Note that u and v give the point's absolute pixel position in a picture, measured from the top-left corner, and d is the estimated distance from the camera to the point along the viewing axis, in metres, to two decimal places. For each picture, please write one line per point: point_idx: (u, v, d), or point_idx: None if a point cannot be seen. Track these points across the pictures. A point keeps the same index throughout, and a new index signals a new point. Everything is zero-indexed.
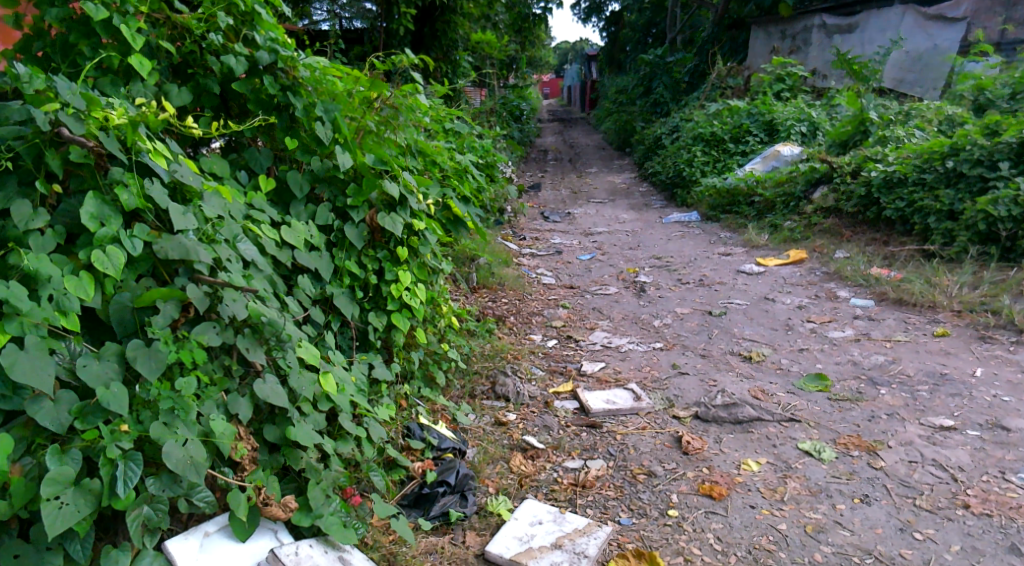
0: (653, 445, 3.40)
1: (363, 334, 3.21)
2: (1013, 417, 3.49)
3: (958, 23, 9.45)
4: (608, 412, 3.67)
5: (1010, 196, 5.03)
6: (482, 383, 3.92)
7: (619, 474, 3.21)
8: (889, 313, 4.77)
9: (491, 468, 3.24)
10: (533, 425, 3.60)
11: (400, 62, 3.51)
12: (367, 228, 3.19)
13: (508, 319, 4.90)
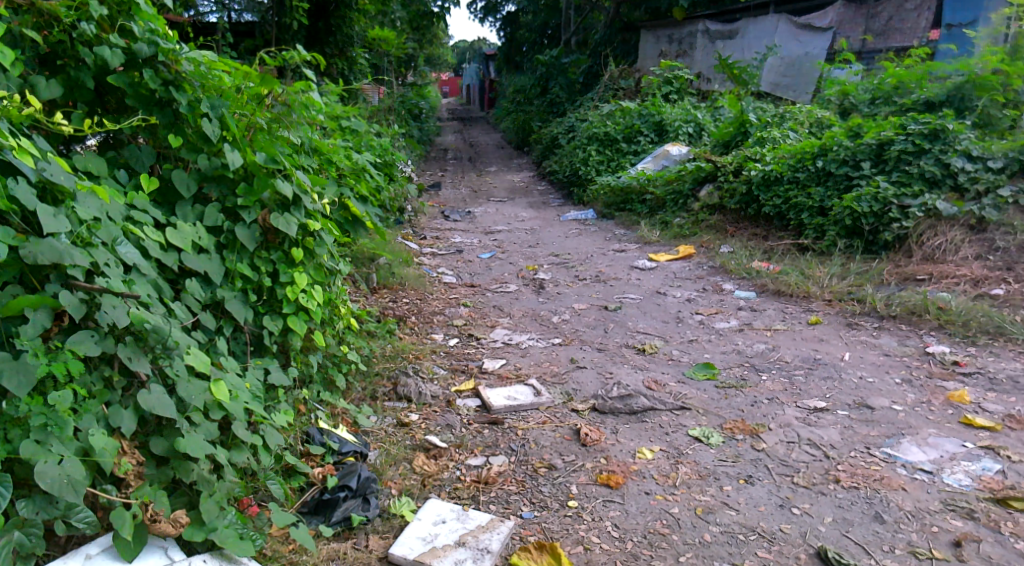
0: (553, 439, 3.52)
1: (258, 339, 3.18)
2: (876, 397, 3.79)
3: (825, 32, 10.14)
4: (509, 408, 3.77)
5: (871, 194, 5.47)
6: (383, 384, 3.94)
7: (521, 469, 3.31)
8: (769, 304, 5.06)
9: (393, 470, 3.27)
10: (435, 425, 3.66)
11: (290, 57, 3.46)
12: (259, 228, 3.16)
13: (409, 319, 4.94)
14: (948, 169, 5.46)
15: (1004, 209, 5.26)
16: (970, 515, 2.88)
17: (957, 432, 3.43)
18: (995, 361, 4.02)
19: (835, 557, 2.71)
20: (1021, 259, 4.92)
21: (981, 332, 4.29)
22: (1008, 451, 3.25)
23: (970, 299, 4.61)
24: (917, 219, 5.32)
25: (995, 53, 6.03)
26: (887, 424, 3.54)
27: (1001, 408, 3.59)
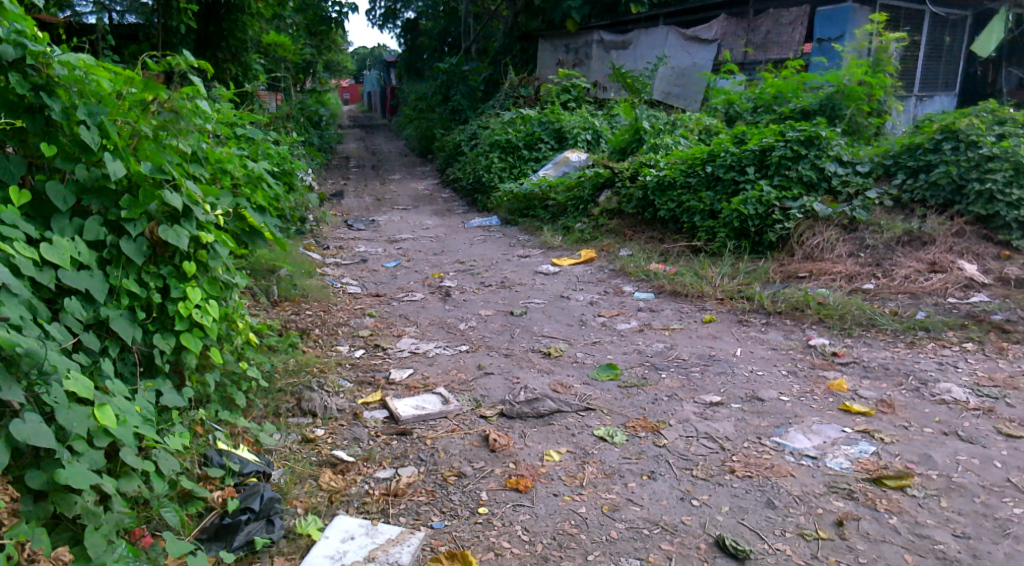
0: (462, 447, 3.55)
1: (148, 358, 3.10)
2: (766, 388, 4.01)
3: (710, 44, 10.57)
4: (417, 418, 3.78)
5: (756, 197, 5.76)
6: (287, 400, 3.88)
7: (430, 478, 3.33)
8: (666, 304, 5.26)
9: (298, 488, 3.23)
10: (341, 438, 3.63)
11: (176, 63, 3.35)
12: (147, 242, 3.07)
13: (312, 331, 4.88)
14: (822, 173, 5.88)
15: (873, 210, 5.70)
16: (850, 496, 3.09)
17: (837, 419, 3.67)
18: (870, 351, 4.32)
19: (732, 545, 2.84)
20: (890, 255, 5.32)
21: (855, 324, 4.60)
22: (882, 433, 3.50)
23: (846, 294, 4.94)
24: (797, 221, 5.66)
25: (861, 64, 6.41)
26: (776, 415, 3.75)
27: (875, 394, 3.86)
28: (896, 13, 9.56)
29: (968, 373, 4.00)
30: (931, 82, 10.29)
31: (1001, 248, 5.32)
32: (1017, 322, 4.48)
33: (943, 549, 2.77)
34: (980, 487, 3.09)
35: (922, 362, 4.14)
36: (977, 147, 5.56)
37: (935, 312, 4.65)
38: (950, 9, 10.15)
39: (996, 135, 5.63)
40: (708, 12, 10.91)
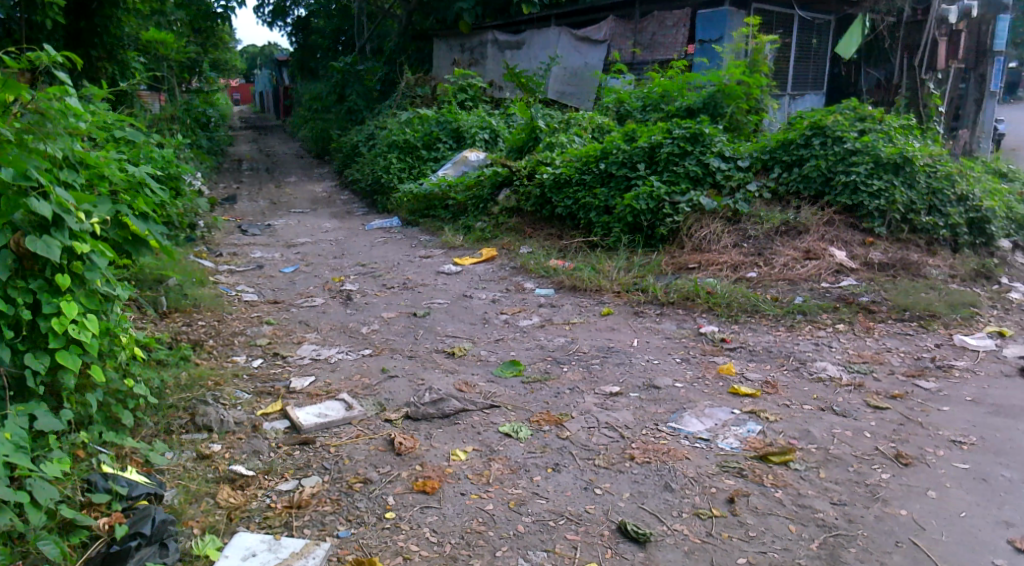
0: (367, 452, 3.54)
1: (19, 381, 2.99)
2: (661, 376, 4.17)
3: (600, 45, 10.91)
4: (320, 426, 3.74)
5: (647, 192, 5.97)
6: (179, 416, 3.77)
7: (335, 487, 3.29)
8: (567, 299, 5.38)
9: (195, 507, 3.14)
10: (239, 453, 3.54)
11: (40, 59, 3.22)
12: (12, 254, 2.96)
13: (206, 343, 4.75)
14: (707, 168, 6.10)
15: (752, 202, 6.02)
16: (740, 473, 3.26)
17: (727, 401, 3.86)
18: (755, 335, 4.56)
19: (633, 530, 2.94)
20: (770, 245, 5.63)
21: (741, 311, 4.85)
22: (767, 412, 3.71)
23: (732, 283, 5.19)
24: (686, 214, 5.89)
25: (740, 65, 6.70)
26: (672, 401, 3.90)
27: (761, 375, 4.09)
28: (769, 17, 10.12)
29: (841, 352, 4.30)
30: (803, 82, 10.89)
31: (864, 235, 5.73)
32: (882, 303, 4.85)
33: (822, 517, 2.97)
34: (854, 457, 3.32)
35: (801, 344, 4.41)
36: (841, 141, 6.00)
37: (811, 297, 4.96)
38: (817, 14, 10.80)
39: (858, 131, 6.06)
40: (597, 14, 11.21)
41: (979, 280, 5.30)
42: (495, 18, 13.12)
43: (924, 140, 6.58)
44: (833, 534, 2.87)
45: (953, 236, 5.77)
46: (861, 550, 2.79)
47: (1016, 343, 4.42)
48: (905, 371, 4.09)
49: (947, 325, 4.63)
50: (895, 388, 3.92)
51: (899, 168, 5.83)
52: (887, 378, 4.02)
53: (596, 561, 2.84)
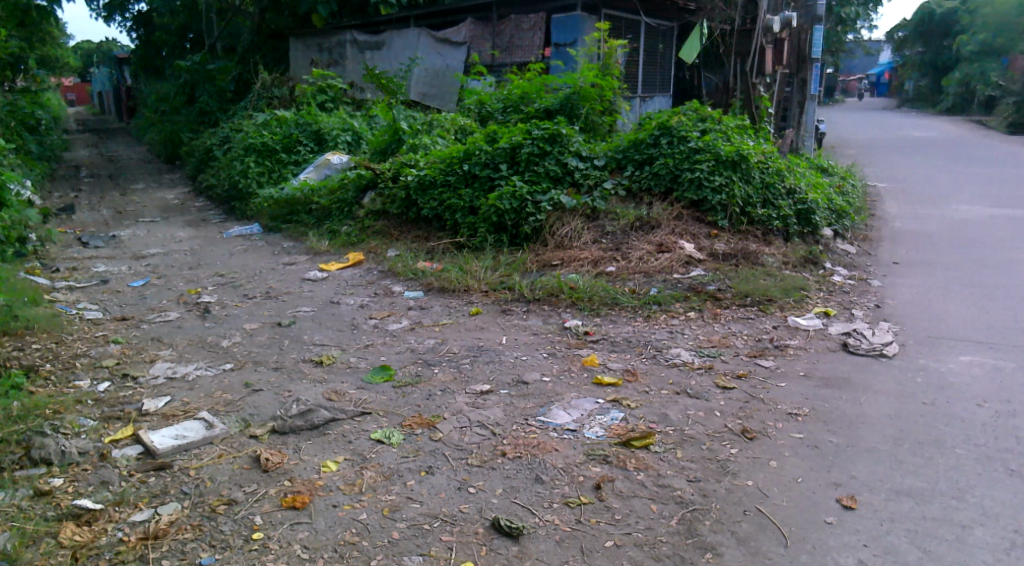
0: (231, 472, 3.41)
1: None
2: (530, 371, 4.26)
3: (460, 46, 11.08)
4: (177, 448, 3.56)
5: (510, 192, 6.10)
6: (13, 451, 3.50)
7: (197, 512, 3.16)
8: (436, 300, 5.39)
9: (33, 550, 2.94)
10: (85, 485, 3.33)
11: None
12: None
13: (43, 368, 4.43)
14: (565, 168, 6.35)
15: (609, 200, 6.28)
16: (605, 460, 3.38)
17: (592, 392, 4.00)
18: (616, 327, 4.76)
19: (507, 525, 2.99)
20: (626, 240, 5.88)
21: (602, 304, 5.04)
22: (628, 400, 3.88)
23: (593, 278, 5.39)
24: (547, 213, 6.06)
25: (593, 68, 6.96)
26: (540, 395, 3.98)
27: (622, 364, 4.28)
28: (619, 22, 10.52)
29: (693, 338, 4.57)
30: (652, 87, 11.56)
31: (709, 228, 6.06)
32: (726, 290, 5.17)
33: (681, 494, 3.14)
34: (707, 435, 3.53)
35: (657, 333, 4.64)
36: (686, 141, 6.37)
37: (665, 288, 5.22)
38: (661, 20, 11.49)
39: (700, 131, 6.44)
40: (456, 16, 11.40)
41: (808, 266, 5.76)
42: (352, 18, 12.99)
43: (758, 139, 7.05)
44: (690, 510, 3.04)
45: (784, 226, 6.17)
46: (715, 522, 2.97)
47: (840, 321, 4.83)
48: (748, 352, 4.39)
49: (782, 308, 5.00)
50: (740, 368, 4.21)
51: (737, 165, 6.21)
52: (733, 359, 4.30)
53: (471, 560, 2.87)
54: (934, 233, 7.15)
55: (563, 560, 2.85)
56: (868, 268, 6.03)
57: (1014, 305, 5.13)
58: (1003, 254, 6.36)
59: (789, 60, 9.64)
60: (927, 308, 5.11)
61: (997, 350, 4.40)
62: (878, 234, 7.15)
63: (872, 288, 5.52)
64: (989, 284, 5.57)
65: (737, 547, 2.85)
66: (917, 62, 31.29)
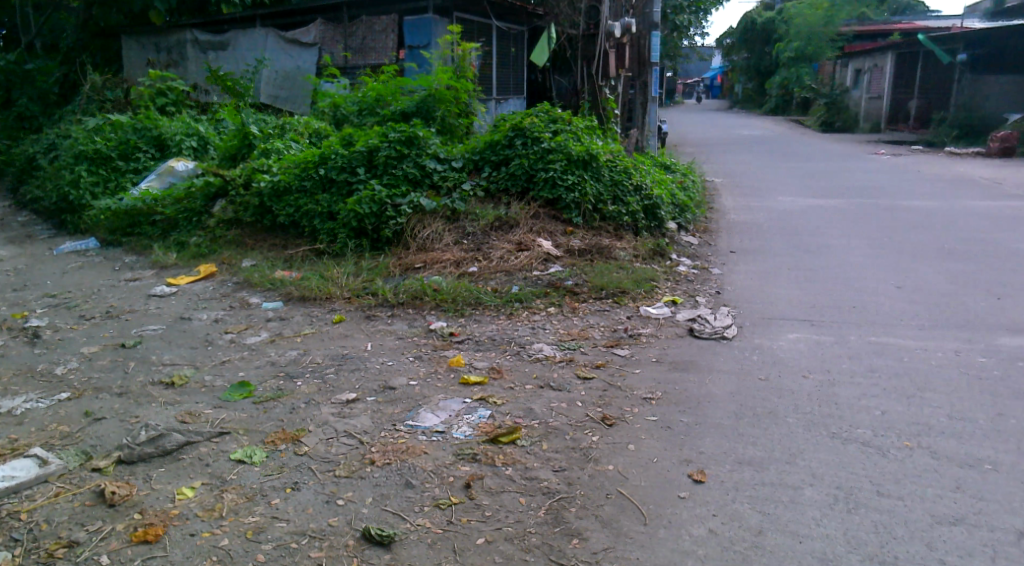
0: (71, 510, 3.16)
1: None
2: (396, 376, 4.21)
3: (311, 47, 11.09)
4: (5, 491, 3.25)
5: (369, 196, 6.04)
6: None
7: (32, 558, 2.91)
8: (296, 310, 5.23)
9: None
10: None
11: None
12: None
13: None
14: (424, 170, 6.34)
15: (468, 201, 6.31)
16: (474, 458, 3.41)
17: (458, 392, 4.01)
18: (480, 326, 4.81)
19: (378, 533, 2.94)
20: (487, 239, 5.96)
21: (465, 304, 5.08)
22: (495, 397, 3.93)
23: (456, 279, 5.42)
24: (408, 215, 6.05)
25: (447, 71, 7.05)
26: (408, 400, 3.95)
27: (487, 363, 4.32)
28: (471, 26, 10.74)
29: (553, 332, 4.70)
30: (506, 88, 11.82)
31: (565, 225, 6.24)
32: (583, 285, 5.34)
33: (548, 484, 3.21)
34: (569, 426, 3.64)
35: (520, 330, 4.73)
36: (539, 141, 6.49)
37: (525, 285, 5.32)
38: (513, 24, 11.85)
39: (552, 132, 6.57)
40: (304, 16, 11.30)
41: (656, 258, 6.04)
42: (192, 16, 12.52)
43: (606, 139, 7.32)
44: (557, 499, 3.12)
45: (633, 221, 6.46)
46: (580, 508, 3.06)
47: (686, 308, 5.10)
48: (605, 343, 4.56)
49: (634, 299, 5.22)
50: (598, 358, 4.36)
51: (587, 164, 6.48)
52: (592, 350, 4.45)
53: None
54: (764, 223, 7.70)
55: (435, 563, 2.84)
56: (709, 257, 6.41)
57: (832, 285, 5.61)
58: (822, 240, 6.94)
59: (630, 63, 10.11)
60: (761, 291, 5.49)
61: (818, 326, 4.81)
62: (716, 226, 7.61)
63: (713, 276, 5.87)
64: (812, 268, 6.06)
65: (602, 529, 2.95)
66: (744, 66, 33.52)
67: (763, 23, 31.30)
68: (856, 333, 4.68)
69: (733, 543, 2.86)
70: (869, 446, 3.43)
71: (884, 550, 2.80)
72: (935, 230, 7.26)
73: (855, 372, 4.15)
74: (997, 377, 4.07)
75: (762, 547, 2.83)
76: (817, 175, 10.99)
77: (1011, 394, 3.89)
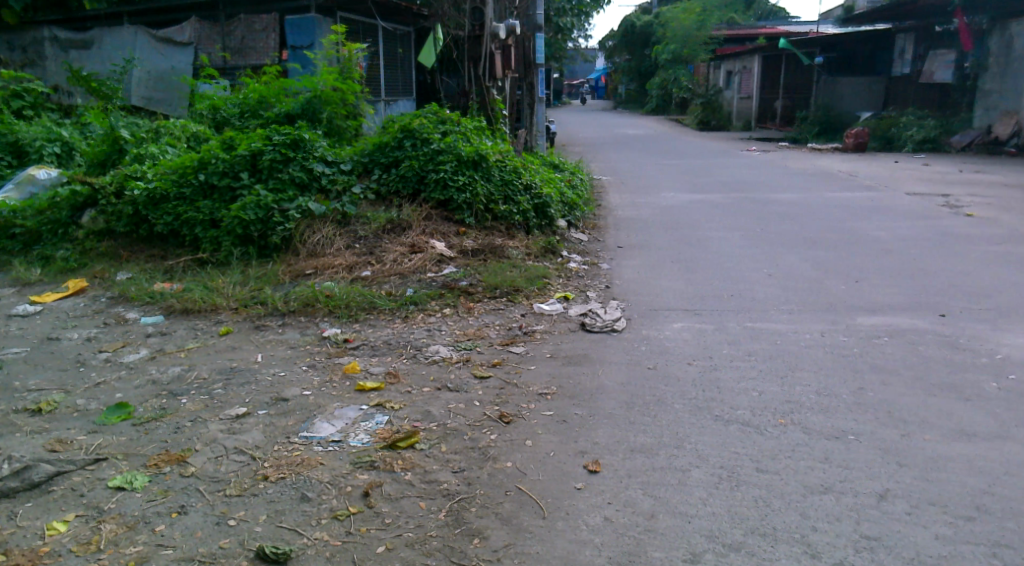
0: None
1: None
2: (288, 388, 4.07)
3: (186, 47, 10.73)
4: None
5: (254, 201, 5.85)
6: None
7: None
8: (178, 324, 4.98)
9: None
10: None
11: None
12: None
13: None
14: (311, 174, 6.20)
15: (359, 204, 6.24)
16: (372, 466, 3.34)
17: (355, 400, 3.92)
18: (374, 331, 4.72)
19: (272, 552, 2.82)
20: (379, 243, 5.87)
21: (359, 309, 4.98)
22: (392, 403, 3.86)
23: (349, 283, 5.32)
24: (296, 221, 5.90)
25: (332, 71, 6.89)
26: (301, 411, 3.83)
27: (383, 368, 4.25)
28: (355, 26, 10.80)
29: (450, 333, 4.67)
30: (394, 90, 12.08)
31: (457, 226, 6.23)
32: (477, 284, 5.33)
33: (447, 486, 3.18)
34: (467, 426, 3.63)
35: (416, 333, 4.68)
36: (428, 143, 6.50)
37: (419, 287, 5.28)
38: (397, 25, 12.03)
39: (441, 133, 6.59)
40: (177, 13, 10.98)
41: (547, 255, 6.13)
42: (50, 12, 11.88)
43: (495, 140, 7.36)
44: (457, 500, 3.10)
45: (524, 220, 6.52)
46: (480, 507, 3.05)
47: (578, 304, 5.19)
48: (501, 341, 4.57)
49: (527, 297, 5.26)
50: (494, 357, 4.36)
51: (477, 165, 6.50)
52: (488, 350, 4.45)
53: None
54: (648, 218, 7.93)
55: None
56: (598, 253, 6.56)
57: (712, 275, 5.84)
58: (701, 233, 7.21)
59: (517, 64, 10.32)
60: (647, 283, 5.65)
61: (699, 314, 4.98)
62: (604, 222, 7.78)
63: (602, 271, 5.98)
64: (693, 259, 6.29)
65: (502, 527, 2.94)
66: (627, 67, 34.45)
67: (641, 26, 32.15)
68: (735, 320, 4.88)
69: (627, 528, 2.90)
70: (748, 426, 3.57)
71: (764, 522, 2.91)
72: (802, 220, 7.67)
73: (734, 356, 4.33)
74: (858, 354, 4.34)
75: (654, 530, 2.89)
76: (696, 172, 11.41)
77: (870, 369, 4.15)
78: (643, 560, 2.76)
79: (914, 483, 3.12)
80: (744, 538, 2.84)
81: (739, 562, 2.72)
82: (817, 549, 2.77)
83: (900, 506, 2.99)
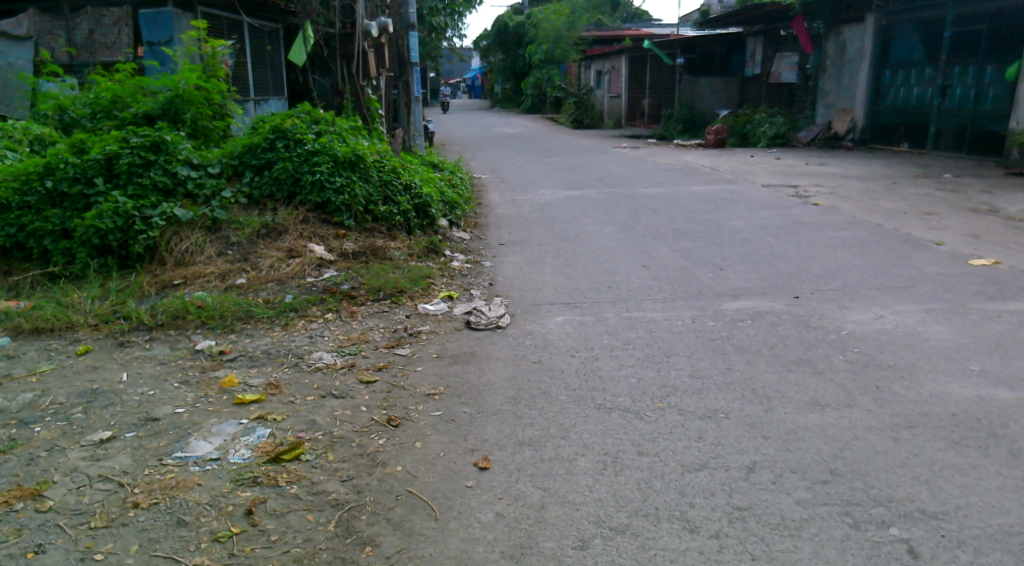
0: None
1: None
2: (159, 407, 3.82)
3: (24, 41, 9.92)
4: None
5: (112, 209, 5.48)
6: None
7: None
8: (27, 346, 4.56)
9: None
10: None
11: None
12: None
13: None
14: (175, 178, 5.87)
15: (229, 208, 5.97)
16: (254, 482, 3.19)
17: (233, 414, 3.74)
18: (252, 341, 4.53)
19: None
20: (253, 249, 5.63)
21: (235, 319, 4.77)
22: (273, 414, 3.71)
23: (222, 293, 5.08)
24: (160, 229, 5.58)
25: (194, 70, 6.56)
26: (173, 430, 3.61)
27: (262, 380, 4.07)
28: (218, 22, 10.38)
29: (332, 339, 4.54)
30: (262, 89, 11.67)
31: (336, 228, 6.07)
32: (359, 288, 5.22)
33: (335, 497, 3.09)
34: (354, 433, 3.54)
35: (297, 340, 4.52)
36: (301, 144, 6.31)
37: (299, 293, 5.10)
38: (264, 21, 11.68)
39: (315, 134, 6.43)
40: (14, 6, 10.23)
41: (430, 256, 6.09)
42: None
43: (371, 139, 7.24)
44: (346, 509, 3.01)
45: (405, 220, 6.45)
46: (370, 515, 2.97)
47: (461, 303, 5.17)
48: (386, 344, 4.49)
49: (411, 297, 5.20)
50: (379, 360, 4.28)
51: (354, 165, 6.36)
52: (373, 353, 4.36)
53: None
54: (526, 215, 8.00)
55: None
56: (480, 251, 6.58)
57: (591, 268, 5.98)
58: (577, 228, 7.36)
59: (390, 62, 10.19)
60: (528, 278, 5.72)
61: (580, 307, 5.09)
62: (484, 220, 7.81)
63: (484, 269, 6.00)
64: (573, 253, 6.42)
65: (393, 532, 2.88)
66: (502, 67, 34.85)
67: (512, 26, 32.44)
68: (612, 311, 5.00)
69: (518, 522, 2.91)
70: (629, 412, 3.67)
71: (646, 503, 2.99)
72: (670, 213, 7.96)
73: (613, 346, 4.44)
74: (724, 337, 4.55)
75: (543, 521, 2.91)
76: (568, 169, 11.63)
77: (736, 350, 4.36)
78: (534, 551, 2.77)
79: (777, 454, 3.30)
80: (629, 520, 2.90)
81: (624, 544, 2.78)
82: (695, 523, 2.88)
83: (766, 476, 3.14)
